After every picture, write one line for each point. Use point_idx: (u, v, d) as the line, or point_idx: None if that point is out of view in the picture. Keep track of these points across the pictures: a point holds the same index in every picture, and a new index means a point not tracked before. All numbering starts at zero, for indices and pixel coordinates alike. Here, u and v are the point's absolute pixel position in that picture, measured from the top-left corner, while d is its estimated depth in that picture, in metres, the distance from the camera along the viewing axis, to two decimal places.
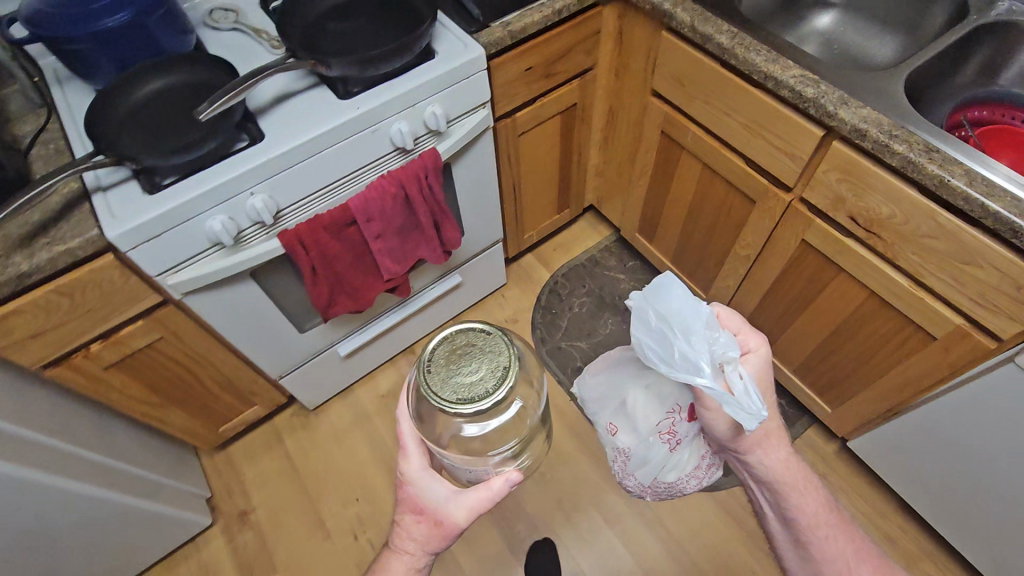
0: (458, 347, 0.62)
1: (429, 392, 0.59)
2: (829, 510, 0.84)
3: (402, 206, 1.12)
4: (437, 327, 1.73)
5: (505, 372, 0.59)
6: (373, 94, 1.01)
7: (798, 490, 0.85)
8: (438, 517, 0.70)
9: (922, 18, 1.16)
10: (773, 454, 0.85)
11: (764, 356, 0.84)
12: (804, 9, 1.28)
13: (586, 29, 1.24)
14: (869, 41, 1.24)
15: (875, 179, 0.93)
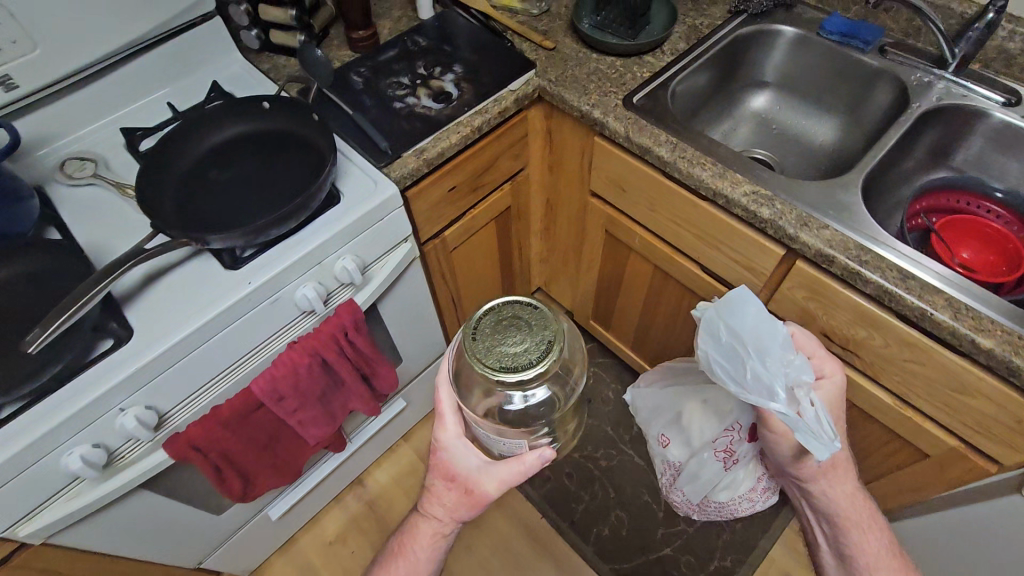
0: (504, 319, 0.66)
1: (478, 361, 0.62)
2: (866, 511, 0.90)
3: (320, 372, 0.95)
4: (385, 450, 1.55)
5: (549, 344, 0.62)
6: (268, 260, 0.84)
7: (848, 497, 0.90)
8: (466, 492, 0.78)
9: (859, 99, 1.10)
10: (826, 463, 0.91)
11: (837, 390, 0.85)
12: (738, 91, 1.21)
13: (512, 135, 1.12)
14: (808, 121, 1.18)
15: (847, 301, 0.84)
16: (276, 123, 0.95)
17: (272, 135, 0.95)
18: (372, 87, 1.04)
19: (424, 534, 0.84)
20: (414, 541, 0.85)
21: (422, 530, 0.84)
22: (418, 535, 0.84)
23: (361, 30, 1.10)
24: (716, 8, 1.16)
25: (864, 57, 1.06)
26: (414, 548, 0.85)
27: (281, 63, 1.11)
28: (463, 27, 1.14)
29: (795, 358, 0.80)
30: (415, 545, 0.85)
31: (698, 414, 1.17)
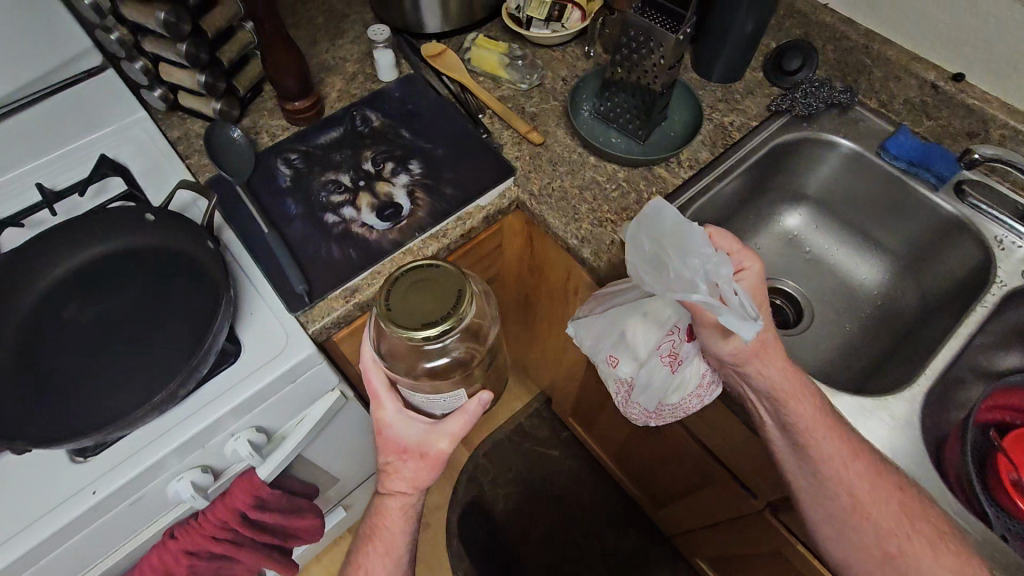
0: (415, 280, 0.54)
1: (387, 326, 0.51)
2: (906, 504, 0.62)
3: (209, 559, 0.80)
4: (327, 544, 1.39)
5: (460, 297, 0.51)
6: (118, 456, 0.63)
7: (838, 442, 0.64)
8: (421, 457, 0.64)
9: (921, 245, 0.89)
10: (813, 425, 0.64)
11: (755, 283, 0.68)
12: (770, 204, 0.97)
13: (482, 250, 0.90)
14: (851, 255, 0.96)
15: (863, 449, 0.64)
16: (166, 240, 0.73)
17: (160, 254, 0.72)
18: (301, 184, 0.81)
19: (397, 506, 0.69)
20: (391, 519, 0.70)
21: (391, 506, 0.69)
22: (395, 519, 0.69)
23: (297, 101, 0.85)
24: (752, 103, 0.93)
25: (935, 196, 0.84)
26: (389, 530, 0.70)
27: (194, 131, 0.88)
28: (432, 102, 0.90)
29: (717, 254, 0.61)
30: (387, 522, 0.70)
31: (643, 328, 0.72)
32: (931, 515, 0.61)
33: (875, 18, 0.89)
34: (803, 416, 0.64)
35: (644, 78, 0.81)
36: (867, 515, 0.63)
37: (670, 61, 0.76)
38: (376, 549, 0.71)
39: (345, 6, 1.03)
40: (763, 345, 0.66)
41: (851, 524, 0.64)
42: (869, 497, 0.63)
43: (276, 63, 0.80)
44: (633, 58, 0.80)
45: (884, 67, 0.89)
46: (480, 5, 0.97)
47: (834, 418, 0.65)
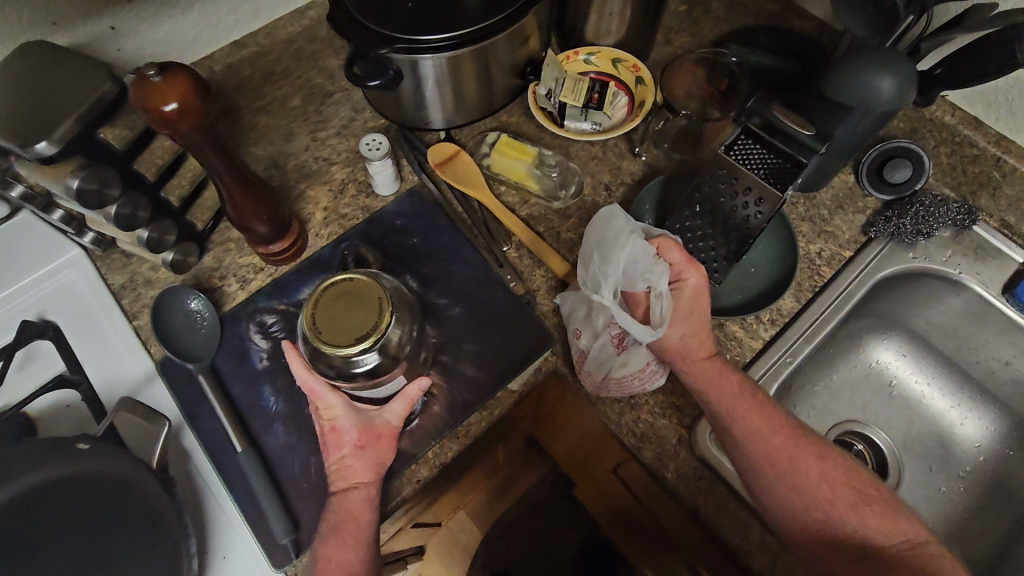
0: (332, 296, 0.50)
1: (317, 343, 0.48)
2: (829, 473, 0.55)
3: None
4: None
5: (383, 303, 0.49)
6: None
7: (756, 415, 0.57)
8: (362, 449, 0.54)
9: None
10: (727, 399, 0.57)
11: (699, 286, 0.58)
12: (857, 338, 0.79)
13: (507, 426, 0.70)
14: (949, 404, 0.79)
15: (784, 422, 0.57)
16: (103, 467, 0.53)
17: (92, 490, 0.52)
18: (281, 363, 0.63)
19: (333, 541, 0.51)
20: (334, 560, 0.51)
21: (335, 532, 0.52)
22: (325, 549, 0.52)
23: (273, 244, 0.66)
24: (844, 222, 0.74)
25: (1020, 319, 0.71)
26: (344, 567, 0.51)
27: (142, 275, 0.69)
28: (444, 230, 0.72)
29: (649, 264, 0.56)
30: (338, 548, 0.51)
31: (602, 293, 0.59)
32: (856, 478, 0.56)
33: (1012, 125, 0.71)
34: (715, 389, 0.57)
35: (732, 217, 0.62)
36: (799, 484, 0.55)
37: (771, 213, 0.58)
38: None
39: (327, 81, 0.81)
40: (689, 347, 0.58)
41: (797, 503, 0.54)
42: (796, 461, 0.55)
43: (239, 211, 0.60)
44: (716, 201, 0.61)
45: (1017, 186, 0.72)
46: (502, 90, 0.77)
47: (746, 383, 0.58)
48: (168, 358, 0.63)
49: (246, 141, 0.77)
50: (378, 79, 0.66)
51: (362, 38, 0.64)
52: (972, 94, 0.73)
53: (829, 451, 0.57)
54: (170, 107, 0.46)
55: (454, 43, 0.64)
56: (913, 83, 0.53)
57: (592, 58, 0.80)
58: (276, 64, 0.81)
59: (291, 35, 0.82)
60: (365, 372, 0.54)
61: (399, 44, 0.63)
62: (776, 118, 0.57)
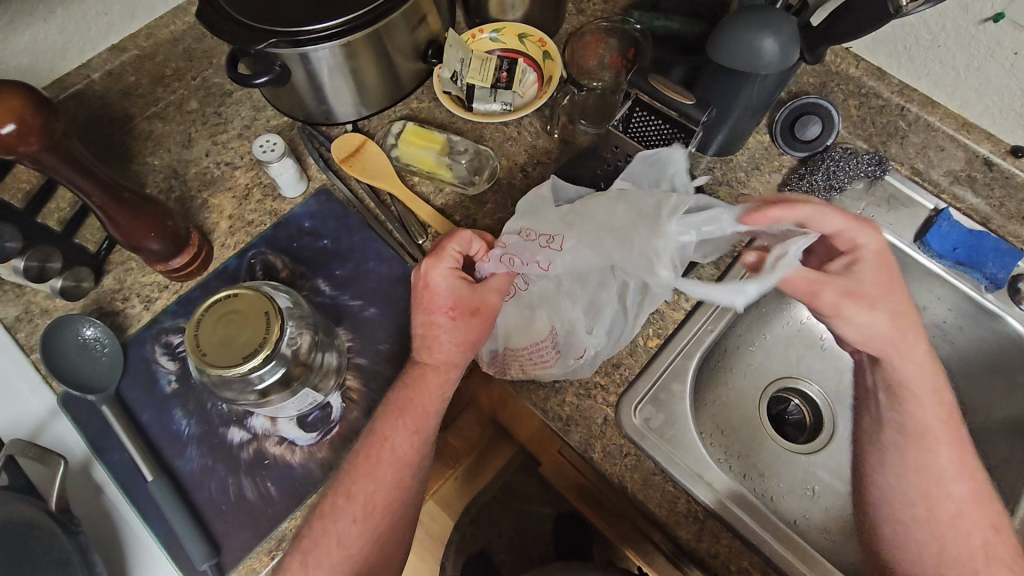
0: (219, 315, 0.49)
1: (206, 366, 0.48)
2: (993, 544, 0.52)
3: None
4: None
5: (268, 315, 0.48)
6: None
7: (936, 445, 0.53)
8: (453, 239, 0.55)
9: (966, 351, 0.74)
10: (931, 422, 0.53)
11: (879, 251, 0.50)
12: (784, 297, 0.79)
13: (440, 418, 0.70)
14: None
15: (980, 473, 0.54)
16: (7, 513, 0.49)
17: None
18: (191, 385, 0.61)
19: (426, 390, 0.55)
20: (427, 364, 0.55)
21: (430, 360, 0.55)
22: (415, 393, 0.55)
23: (172, 260, 0.63)
24: (760, 183, 0.73)
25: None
26: (352, 494, 0.53)
27: (37, 305, 0.64)
28: (356, 228, 0.69)
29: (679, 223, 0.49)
30: (373, 473, 0.54)
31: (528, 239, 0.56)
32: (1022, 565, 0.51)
33: (914, 72, 0.71)
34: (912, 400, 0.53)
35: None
36: (946, 534, 0.52)
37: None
38: (364, 484, 0.53)
39: (225, 80, 0.77)
40: (895, 335, 0.51)
41: (945, 545, 0.52)
42: (959, 517, 0.52)
43: (126, 232, 0.57)
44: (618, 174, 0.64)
45: (922, 133, 0.72)
46: (407, 76, 0.73)
47: (955, 417, 0.54)
48: (68, 392, 0.60)
49: (141, 150, 0.73)
50: (266, 77, 0.61)
51: (238, 34, 0.59)
52: (874, 43, 0.72)
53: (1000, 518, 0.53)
54: (7, 129, 0.43)
55: (344, 29, 0.60)
56: (795, 39, 0.55)
57: (497, 35, 0.77)
58: (165, 66, 0.75)
59: (175, 34, 0.75)
60: (274, 387, 0.53)
61: (279, 41, 0.59)
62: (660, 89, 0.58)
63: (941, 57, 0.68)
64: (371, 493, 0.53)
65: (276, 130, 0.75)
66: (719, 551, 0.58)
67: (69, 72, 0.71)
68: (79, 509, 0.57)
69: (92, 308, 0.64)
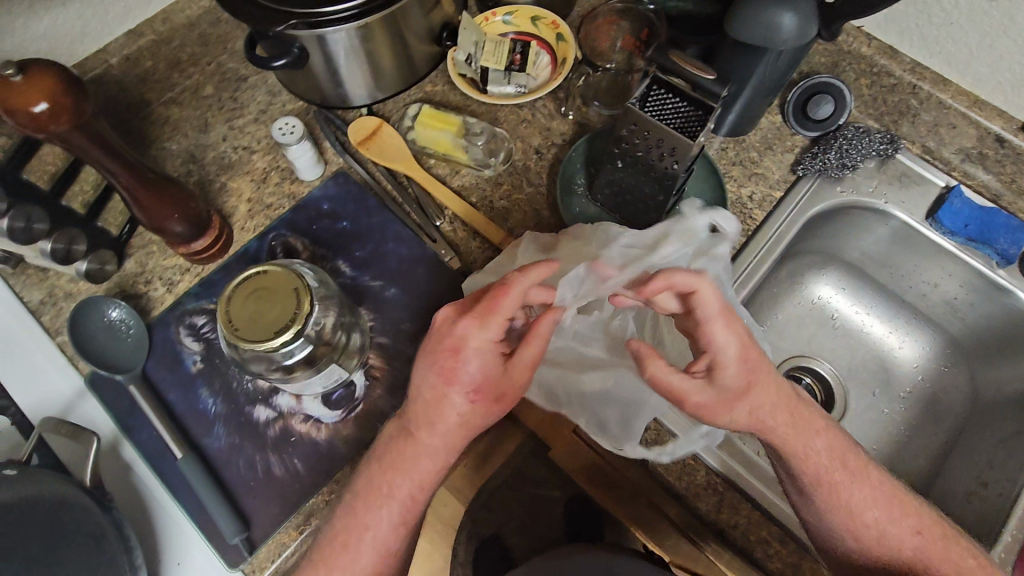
0: (249, 291, 0.50)
1: (238, 341, 0.48)
2: (921, 544, 0.52)
3: None
4: None
5: (298, 291, 0.49)
6: None
7: (849, 479, 0.52)
8: (507, 297, 0.47)
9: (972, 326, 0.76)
10: (829, 462, 0.52)
11: (739, 347, 0.48)
12: (795, 276, 0.80)
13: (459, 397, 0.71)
14: (888, 330, 0.81)
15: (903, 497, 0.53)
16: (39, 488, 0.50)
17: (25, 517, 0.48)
18: (215, 364, 0.62)
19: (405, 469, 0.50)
20: (417, 439, 0.49)
21: (425, 444, 0.49)
22: (408, 461, 0.50)
23: (195, 242, 0.63)
24: (773, 162, 0.74)
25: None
26: (369, 530, 0.49)
27: (61, 288, 0.65)
28: (374, 210, 0.70)
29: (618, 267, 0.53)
30: (368, 508, 0.50)
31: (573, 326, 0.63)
32: (954, 542, 0.52)
33: (926, 50, 0.72)
34: (819, 460, 0.52)
35: (657, 165, 0.60)
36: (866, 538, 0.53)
37: (686, 163, 0.58)
38: (392, 478, 0.50)
39: (239, 65, 0.77)
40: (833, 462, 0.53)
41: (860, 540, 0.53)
42: (885, 523, 0.52)
43: (151, 215, 0.58)
44: (636, 153, 0.61)
45: (934, 111, 0.73)
46: (422, 59, 0.73)
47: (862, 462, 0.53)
48: (96, 373, 0.61)
49: (158, 135, 0.73)
50: (283, 59, 0.62)
51: (258, 15, 0.59)
52: (887, 22, 0.73)
53: (928, 522, 0.53)
54: (39, 107, 0.44)
55: (360, 12, 0.60)
56: (814, 16, 0.56)
57: (510, 18, 0.77)
58: (180, 51, 0.76)
59: (192, 19, 0.76)
60: (300, 363, 0.53)
61: (298, 22, 0.59)
62: (681, 65, 0.56)
63: (953, 34, 0.69)
64: (375, 533, 0.49)
65: (292, 114, 0.75)
66: (738, 521, 0.59)
67: (87, 58, 0.72)
68: (110, 485, 0.58)
69: (116, 290, 0.65)
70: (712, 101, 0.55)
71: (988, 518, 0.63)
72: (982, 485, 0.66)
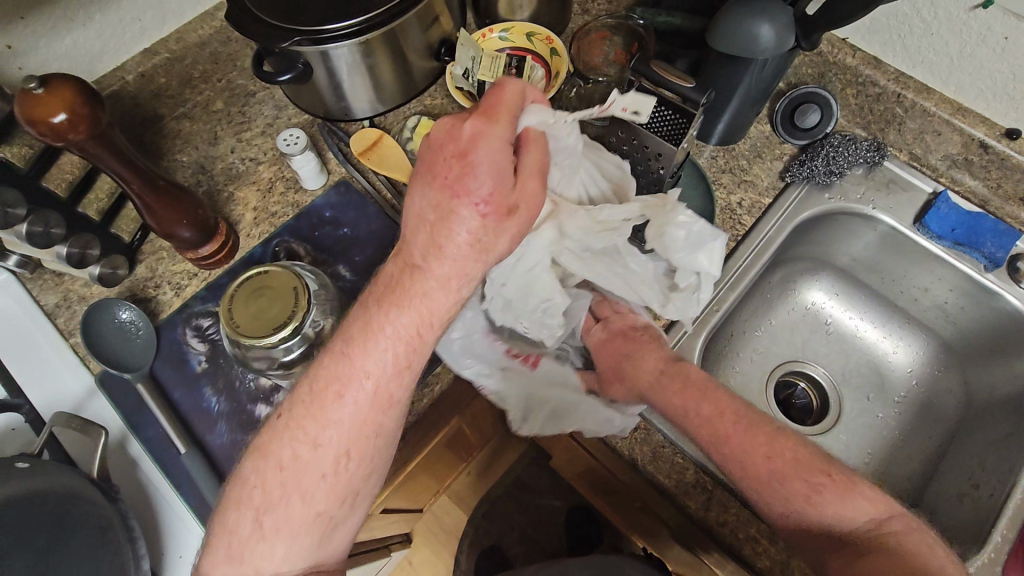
0: (248, 292, 0.53)
1: (238, 338, 0.51)
2: (778, 465, 0.52)
3: None
4: None
5: (297, 289, 0.52)
6: None
7: (699, 412, 0.55)
8: (455, 149, 0.42)
9: (947, 317, 0.77)
10: (682, 402, 0.56)
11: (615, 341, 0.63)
12: (788, 282, 0.82)
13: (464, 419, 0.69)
14: (881, 335, 0.82)
15: (767, 429, 0.53)
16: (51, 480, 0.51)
17: (38, 509, 0.50)
18: (220, 365, 0.64)
19: (426, 292, 0.43)
20: (285, 424, 0.44)
21: (384, 298, 0.43)
22: (340, 382, 0.43)
23: (202, 248, 0.66)
24: (762, 170, 0.76)
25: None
26: (320, 443, 0.44)
27: (75, 293, 0.68)
28: (374, 218, 0.73)
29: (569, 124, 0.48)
30: (262, 499, 0.44)
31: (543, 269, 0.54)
32: (812, 463, 0.51)
33: (910, 60, 0.74)
34: (677, 405, 0.56)
35: (644, 171, 0.63)
36: (745, 463, 0.53)
37: (672, 165, 0.60)
38: (259, 471, 0.44)
39: (248, 81, 0.81)
40: (693, 402, 0.56)
41: (751, 480, 0.52)
42: (751, 449, 0.53)
43: (161, 221, 0.61)
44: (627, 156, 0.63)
45: (919, 119, 0.75)
46: (422, 73, 0.77)
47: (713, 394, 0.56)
48: (106, 372, 0.64)
49: (170, 147, 0.77)
50: (288, 74, 0.65)
51: (265, 33, 0.62)
52: (869, 32, 0.75)
53: (781, 444, 0.53)
54: (58, 117, 0.47)
55: (362, 28, 0.63)
56: (790, 27, 0.58)
57: (506, 34, 0.80)
58: (192, 69, 0.80)
59: (202, 38, 0.81)
60: (300, 359, 0.55)
61: (301, 38, 0.62)
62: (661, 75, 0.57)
63: (934, 44, 0.71)
64: (300, 442, 0.43)
65: (297, 126, 0.79)
66: (727, 521, 0.60)
67: (105, 75, 0.77)
68: (118, 481, 0.60)
69: (127, 295, 0.68)
70: (694, 107, 0.57)
71: (982, 517, 0.63)
72: (974, 487, 0.67)
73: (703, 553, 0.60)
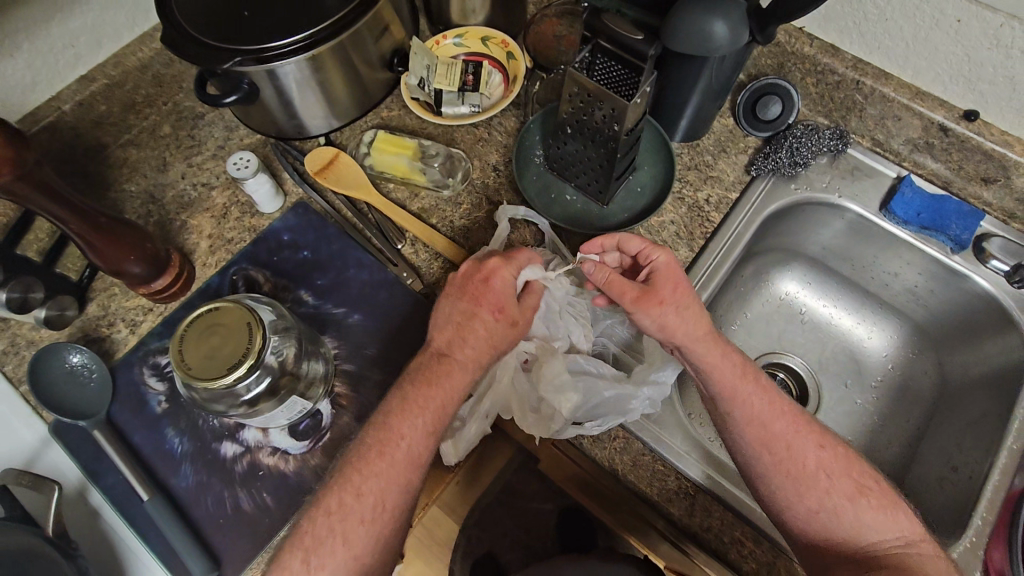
0: (199, 330, 0.50)
1: (191, 383, 0.49)
2: (823, 461, 0.53)
3: None
4: None
5: (250, 325, 0.50)
6: None
7: (753, 399, 0.55)
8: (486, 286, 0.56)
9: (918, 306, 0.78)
10: (736, 386, 0.55)
11: (668, 268, 0.57)
12: (761, 274, 0.81)
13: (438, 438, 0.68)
14: (856, 321, 0.82)
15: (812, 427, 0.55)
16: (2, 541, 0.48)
17: None
18: (181, 404, 0.62)
19: (452, 376, 0.54)
20: (348, 477, 0.50)
21: (427, 389, 0.53)
22: (385, 441, 0.51)
23: (155, 282, 0.63)
24: (727, 164, 0.75)
25: (1016, 291, 0.69)
26: (362, 492, 0.50)
27: (23, 337, 0.65)
28: (334, 238, 0.70)
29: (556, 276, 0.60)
30: (317, 544, 0.48)
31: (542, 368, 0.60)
32: (852, 468, 0.54)
33: (866, 47, 0.74)
34: (733, 379, 0.55)
35: (600, 130, 0.62)
36: (793, 462, 0.53)
37: (624, 124, 0.58)
38: (317, 521, 0.49)
39: (195, 103, 0.78)
40: (733, 383, 0.55)
41: (792, 478, 0.53)
42: (794, 440, 0.54)
43: (107, 259, 0.58)
44: (581, 120, 0.62)
45: (879, 105, 0.75)
46: (376, 86, 0.75)
47: (766, 383, 0.56)
48: (60, 421, 0.61)
49: (117, 178, 0.74)
50: (234, 96, 0.62)
51: (205, 56, 0.59)
52: (825, 21, 0.75)
53: (830, 440, 0.55)
54: None
55: (308, 44, 0.61)
56: (744, 22, 0.57)
57: (460, 40, 0.78)
58: (135, 93, 0.77)
59: (143, 61, 0.77)
60: (263, 396, 0.53)
61: (244, 59, 0.59)
62: (612, 27, 0.55)
63: (889, 30, 0.71)
64: (349, 486, 0.50)
65: (250, 147, 0.76)
66: (710, 525, 0.59)
67: (39, 104, 0.73)
68: (79, 534, 0.57)
69: (78, 335, 0.65)
70: (640, 60, 0.55)
71: (961, 501, 0.63)
72: (953, 470, 0.67)
73: (691, 551, 0.58)
